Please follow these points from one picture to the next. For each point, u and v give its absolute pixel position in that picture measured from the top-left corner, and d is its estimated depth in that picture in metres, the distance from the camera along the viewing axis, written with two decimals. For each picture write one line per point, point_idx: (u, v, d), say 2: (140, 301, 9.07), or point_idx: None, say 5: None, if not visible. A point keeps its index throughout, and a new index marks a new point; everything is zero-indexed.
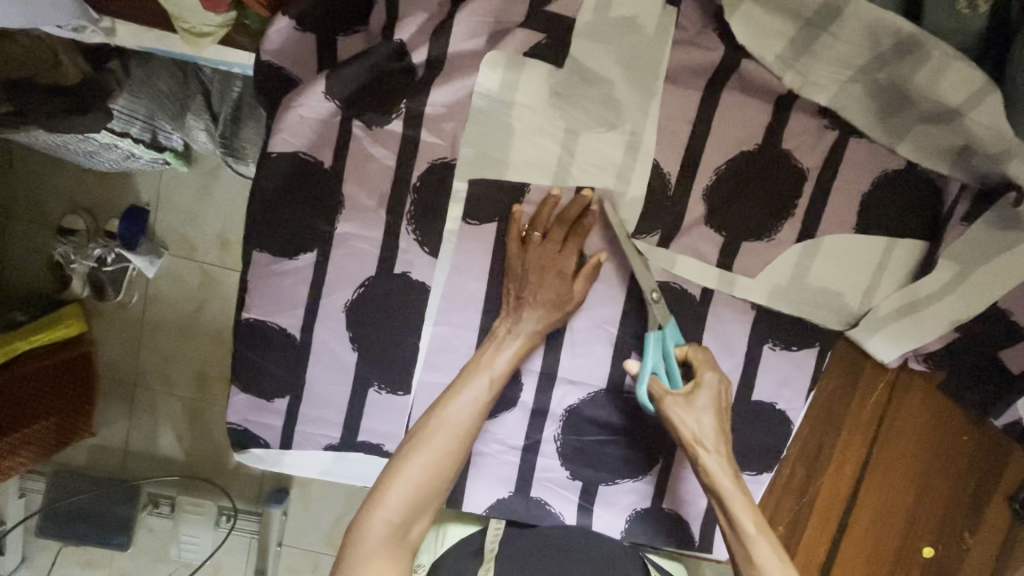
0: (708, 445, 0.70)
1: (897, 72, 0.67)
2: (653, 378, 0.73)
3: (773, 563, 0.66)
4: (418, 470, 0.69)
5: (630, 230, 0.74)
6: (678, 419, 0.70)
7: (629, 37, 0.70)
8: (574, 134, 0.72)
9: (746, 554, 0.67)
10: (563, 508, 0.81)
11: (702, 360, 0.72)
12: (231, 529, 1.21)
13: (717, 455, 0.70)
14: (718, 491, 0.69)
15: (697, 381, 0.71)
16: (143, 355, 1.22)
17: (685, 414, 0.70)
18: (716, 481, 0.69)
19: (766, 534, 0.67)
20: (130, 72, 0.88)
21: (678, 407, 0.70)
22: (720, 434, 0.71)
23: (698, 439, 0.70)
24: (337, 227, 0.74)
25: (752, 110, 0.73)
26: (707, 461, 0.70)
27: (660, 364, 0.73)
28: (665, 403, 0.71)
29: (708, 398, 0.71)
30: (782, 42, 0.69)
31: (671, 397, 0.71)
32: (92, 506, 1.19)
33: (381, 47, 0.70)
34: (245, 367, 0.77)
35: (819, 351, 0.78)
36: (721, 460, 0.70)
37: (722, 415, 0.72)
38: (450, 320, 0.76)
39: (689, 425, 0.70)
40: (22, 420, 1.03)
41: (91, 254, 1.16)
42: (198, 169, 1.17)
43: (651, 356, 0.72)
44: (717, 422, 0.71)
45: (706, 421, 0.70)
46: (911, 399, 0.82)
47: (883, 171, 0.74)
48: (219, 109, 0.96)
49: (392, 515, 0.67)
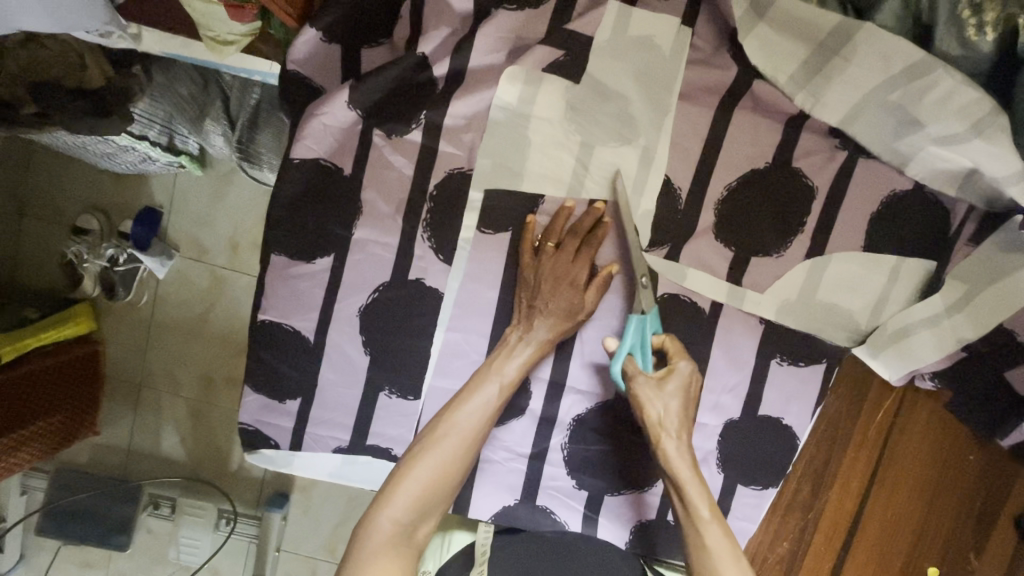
0: (670, 429, 0.70)
1: (908, 94, 0.69)
2: (627, 357, 0.72)
3: (723, 551, 0.66)
4: (429, 470, 0.69)
5: (645, 242, 0.75)
6: (643, 400, 0.70)
7: (646, 54, 0.73)
8: (590, 148, 0.74)
9: (699, 541, 0.67)
10: (568, 517, 0.82)
11: (676, 348, 0.73)
12: (231, 533, 1.20)
13: (677, 441, 0.70)
14: (675, 476, 0.69)
15: (670, 366, 0.71)
16: (150, 354, 1.24)
17: (654, 397, 0.70)
18: (674, 468, 0.69)
19: (715, 521, 0.68)
20: (152, 77, 0.90)
21: (649, 388, 0.70)
22: (684, 421, 0.71)
23: (661, 423, 0.70)
24: (354, 232, 0.76)
25: (765, 129, 0.74)
26: (667, 445, 0.70)
27: (636, 346, 0.73)
28: (632, 381, 0.70)
29: (679, 384, 0.71)
30: (795, 64, 0.72)
31: (642, 376, 0.70)
32: (96, 506, 1.20)
33: (404, 58, 0.73)
34: (259, 368, 0.78)
35: (827, 367, 0.79)
36: (681, 447, 0.70)
37: (689, 402, 0.72)
38: (461, 327, 0.77)
39: (656, 408, 0.69)
40: (28, 418, 1.02)
41: (103, 253, 1.18)
42: (212, 172, 1.19)
43: (631, 336, 0.72)
44: (683, 408, 0.71)
45: (673, 406, 0.70)
46: (917, 417, 0.83)
47: (891, 192, 0.75)
48: (236, 114, 0.98)
49: (400, 515, 0.68)
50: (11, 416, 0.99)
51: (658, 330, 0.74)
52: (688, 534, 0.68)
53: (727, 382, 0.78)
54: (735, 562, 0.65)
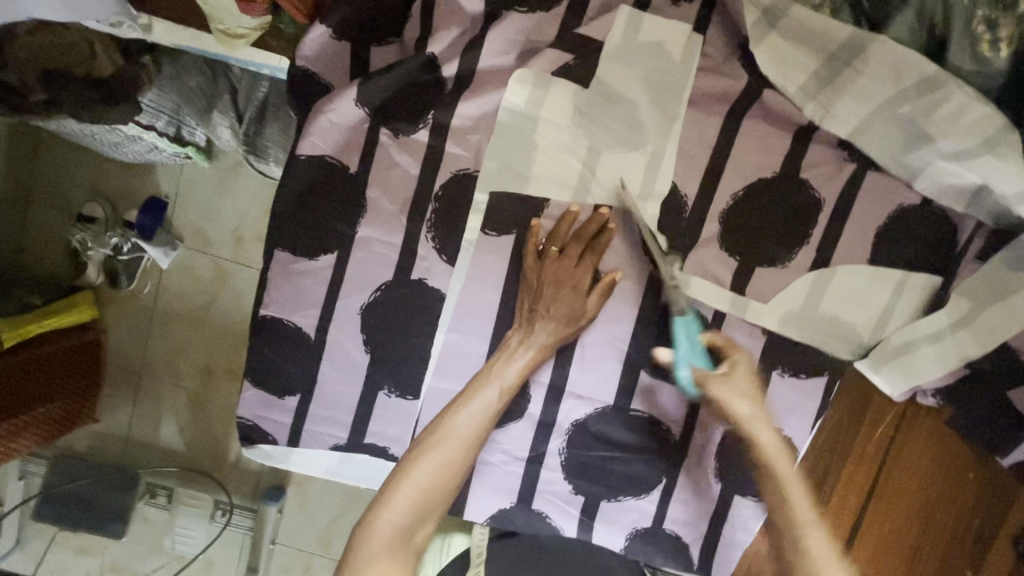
0: (756, 422, 0.73)
1: (919, 108, 0.69)
2: (691, 368, 0.73)
3: (825, 554, 0.66)
4: (428, 474, 0.69)
5: (665, 244, 0.74)
6: (724, 399, 0.73)
7: (655, 60, 0.72)
8: (596, 153, 0.74)
9: (797, 540, 0.68)
10: (563, 522, 0.82)
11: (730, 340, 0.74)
12: (226, 525, 1.21)
13: (767, 430, 0.73)
14: (776, 475, 0.71)
15: (732, 362, 0.74)
16: (152, 344, 1.24)
17: (729, 392, 0.73)
18: (771, 459, 0.72)
19: (816, 526, 0.69)
20: (161, 67, 0.91)
21: (722, 385, 0.73)
22: (763, 412, 0.73)
23: (744, 421, 0.73)
24: (358, 230, 0.76)
25: (773, 138, 0.74)
26: (758, 436, 0.73)
27: (694, 355, 0.73)
28: (708, 382, 0.73)
29: (745, 375, 0.73)
30: (805, 75, 0.72)
31: (716, 376, 0.73)
32: (95, 493, 1.21)
33: (414, 58, 0.73)
34: (259, 363, 0.79)
35: (828, 381, 0.78)
36: (771, 437, 0.73)
37: (760, 396, 0.74)
38: (462, 329, 0.77)
39: (736, 404, 0.72)
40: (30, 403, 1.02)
41: (107, 242, 1.18)
42: (219, 164, 1.19)
43: (682, 342, 0.73)
44: (757, 404, 0.73)
45: (748, 398, 0.73)
46: (918, 432, 0.82)
47: (899, 206, 0.74)
48: (245, 109, 0.98)
49: (398, 518, 0.68)
50: (11, 403, 0.99)
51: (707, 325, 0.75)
52: (787, 536, 0.69)
53: None
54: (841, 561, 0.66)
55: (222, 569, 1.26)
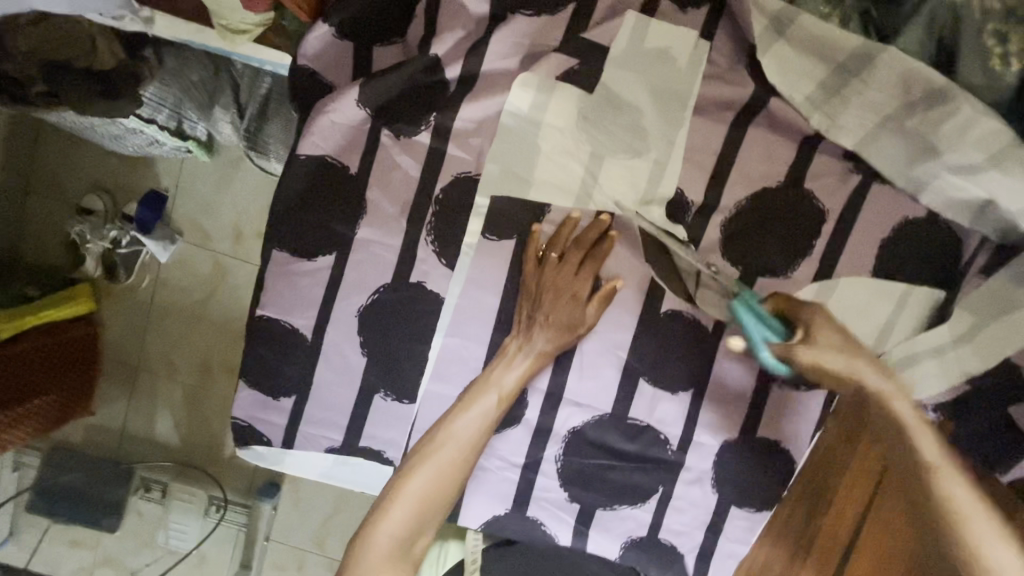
0: (862, 369, 0.69)
1: (925, 120, 0.69)
2: (766, 342, 0.70)
3: (967, 497, 0.66)
4: (425, 484, 0.70)
5: (683, 236, 0.74)
6: (822, 363, 0.68)
7: (661, 67, 0.72)
8: (599, 159, 0.73)
9: (946, 492, 0.66)
10: (558, 529, 0.81)
11: (794, 301, 0.71)
12: (220, 520, 1.20)
13: (875, 372, 0.70)
14: (908, 435, 0.69)
15: (808, 324, 0.70)
16: (149, 338, 1.23)
17: (819, 350, 0.68)
18: (892, 403, 0.69)
19: (950, 470, 0.68)
20: (163, 61, 0.90)
21: (812, 346, 0.68)
22: (866, 355, 0.70)
23: (842, 376, 0.69)
24: (357, 232, 0.75)
25: (778, 148, 0.73)
26: (869, 380, 0.69)
27: (765, 330, 0.71)
28: (794, 355, 0.68)
29: (829, 327, 0.70)
30: (811, 84, 0.71)
31: (798, 342, 0.69)
32: (89, 486, 1.21)
33: (417, 59, 0.73)
34: (255, 363, 0.78)
35: (828, 394, 0.77)
36: (884, 379, 0.70)
37: (850, 342, 0.69)
38: (461, 333, 0.76)
39: (831, 358, 0.68)
40: (23, 396, 1.02)
41: (106, 234, 1.17)
42: (220, 159, 1.18)
43: (750, 324, 0.70)
44: (849, 354, 0.69)
45: (841, 347, 0.69)
46: None
47: (903, 219, 0.73)
48: (246, 103, 0.94)
49: (397, 529, 0.68)
50: (9, 393, 0.99)
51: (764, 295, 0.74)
52: (924, 498, 0.68)
53: (726, 402, 0.77)
54: (975, 498, 0.66)
55: (215, 565, 1.25)
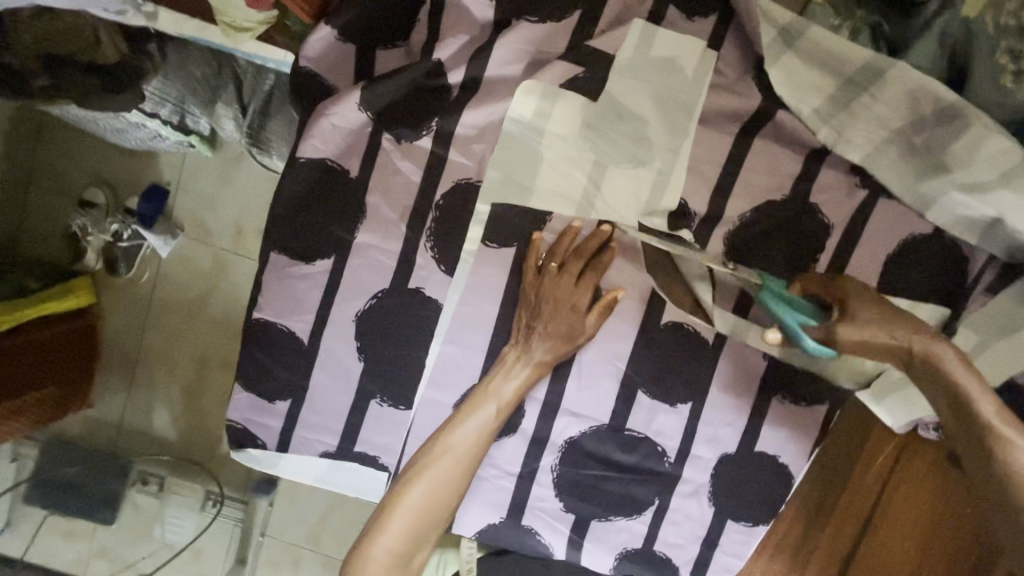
0: (905, 337, 0.61)
1: (934, 137, 0.68)
2: (804, 326, 0.63)
3: None
4: (421, 498, 0.69)
5: (690, 236, 0.73)
6: (866, 340, 0.61)
7: (667, 76, 0.71)
8: (602, 168, 0.72)
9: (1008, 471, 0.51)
10: (552, 539, 0.80)
11: (826, 282, 0.67)
12: (216, 515, 1.20)
13: (920, 335, 0.60)
14: (958, 390, 0.56)
15: (844, 302, 0.64)
16: (148, 332, 1.23)
17: (857, 322, 0.62)
18: (952, 372, 0.57)
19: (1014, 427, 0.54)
20: (166, 56, 0.86)
21: (848, 321, 0.62)
22: (905, 321, 0.62)
23: (887, 349, 0.61)
24: (356, 236, 0.74)
25: (784, 160, 0.72)
26: (920, 347, 0.60)
27: (799, 315, 0.64)
28: (838, 335, 0.62)
29: (862, 300, 0.64)
30: (819, 97, 0.70)
31: (838, 321, 0.62)
32: (87, 478, 1.21)
33: (420, 64, 0.72)
34: (251, 366, 0.78)
35: (827, 410, 0.77)
36: (948, 349, 0.58)
37: (892, 313, 0.62)
38: (459, 341, 0.75)
39: (867, 329, 0.61)
40: (21, 387, 1.01)
41: (107, 228, 1.17)
42: (222, 154, 1.18)
43: (781, 309, 0.64)
44: (891, 326, 0.61)
45: (880, 318, 0.62)
46: (915, 465, 0.79)
47: (909, 235, 0.72)
48: (249, 101, 0.92)
49: (394, 544, 0.67)
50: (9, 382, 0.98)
51: (789, 284, 0.71)
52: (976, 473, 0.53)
53: (725, 416, 0.77)
54: None
55: (210, 561, 1.24)
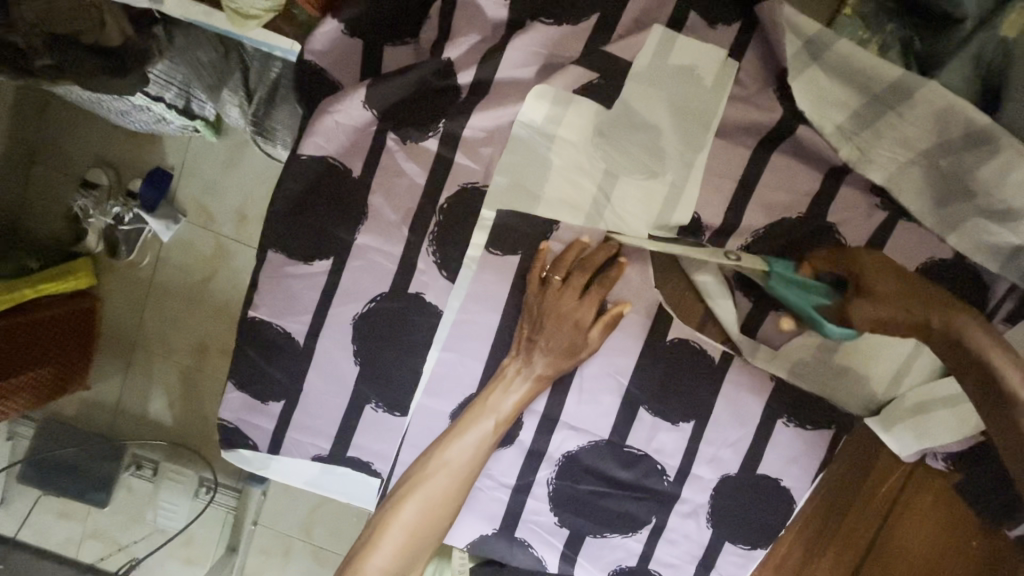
0: (919, 311, 0.59)
1: (962, 161, 0.65)
2: (819, 311, 0.64)
3: None
4: (415, 515, 0.68)
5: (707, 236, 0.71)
6: (880, 318, 0.59)
7: (685, 85, 0.69)
8: (613, 177, 0.70)
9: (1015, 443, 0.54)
10: (546, 553, 0.79)
11: (838, 257, 0.64)
12: (209, 502, 1.18)
13: (934, 309, 0.58)
14: (984, 363, 0.55)
15: (861, 277, 0.61)
16: (147, 317, 1.21)
17: (871, 300, 0.60)
18: (970, 343, 0.56)
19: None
20: (173, 40, 0.84)
21: (864, 300, 0.60)
22: (920, 295, 0.59)
23: (904, 325, 0.59)
24: (356, 237, 0.72)
25: (802, 177, 0.70)
26: (934, 321, 0.58)
27: (812, 297, 0.64)
28: (850, 315, 0.60)
29: (878, 274, 0.61)
30: (843, 114, 0.67)
31: (852, 300, 0.60)
32: (80, 460, 1.19)
33: (428, 62, 0.70)
34: (245, 365, 0.76)
35: (833, 435, 0.75)
36: (969, 322, 0.57)
37: (913, 289, 0.60)
38: (458, 349, 0.73)
39: (880, 305, 0.59)
40: (16, 368, 0.98)
41: (109, 212, 1.15)
42: (226, 140, 1.15)
43: (794, 297, 0.66)
44: (911, 302, 0.59)
45: (899, 294, 0.59)
46: (923, 494, 0.77)
47: (928, 260, 0.69)
48: (254, 86, 0.90)
49: (385, 563, 0.67)
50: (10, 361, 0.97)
51: (798, 263, 0.68)
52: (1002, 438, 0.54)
53: (727, 436, 0.75)
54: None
55: (202, 546, 1.23)
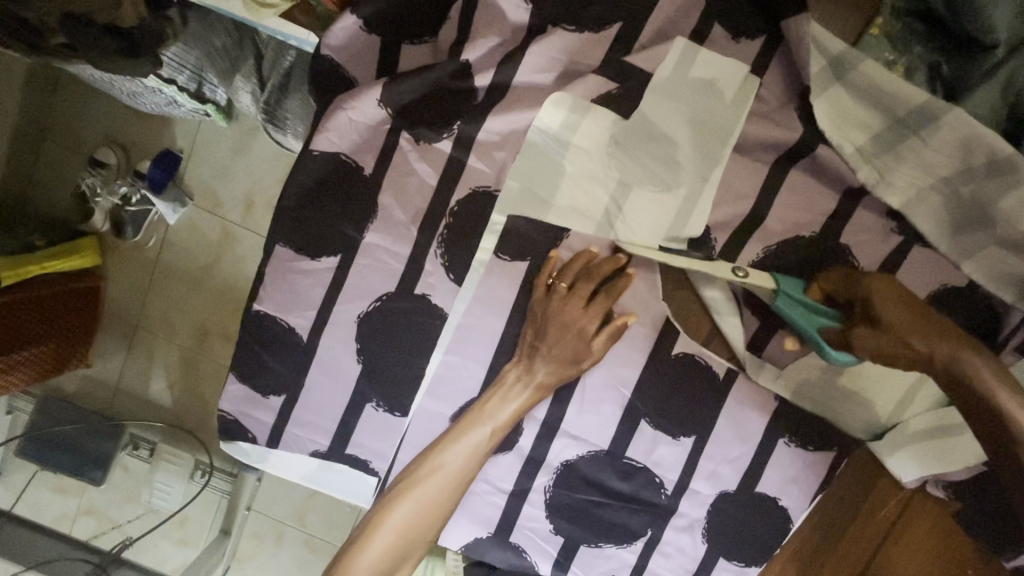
0: (923, 343, 0.58)
1: (982, 188, 0.64)
2: (824, 334, 0.64)
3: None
4: (408, 515, 0.68)
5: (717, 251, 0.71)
6: (881, 348, 0.60)
7: (705, 98, 0.68)
8: (626, 188, 0.69)
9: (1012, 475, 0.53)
10: (539, 559, 0.79)
11: (848, 281, 0.64)
12: (204, 485, 1.18)
13: (940, 341, 0.58)
14: (989, 399, 0.55)
15: (867, 305, 0.61)
16: (151, 298, 1.21)
17: (876, 330, 0.60)
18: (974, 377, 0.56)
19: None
20: (187, 22, 0.81)
21: (866, 330, 0.60)
22: (929, 327, 0.59)
23: (908, 357, 0.59)
24: (365, 235, 0.71)
25: (817, 197, 0.70)
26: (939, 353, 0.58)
27: (818, 320, 0.64)
28: (852, 343, 0.61)
29: (888, 303, 0.60)
30: (863, 136, 0.67)
31: (857, 328, 0.61)
32: (74, 434, 1.17)
33: (444, 63, 0.68)
34: (246, 358, 0.75)
35: (835, 456, 0.75)
36: (974, 357, 0.57)
37: (923, 320, 0.59)
38: (461, 351, 0.73)
39: (885, 336, 0.59)
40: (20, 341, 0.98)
41: (116, 190, 1.15)
42: (237, 126, 1.15)
43: (800, 318, 0.65)
44: (917, 333, 0.58)
45: (907, 326, 0.59)
46: (918, 521, 0.76)
47: (943, 285, 0.69)
48: (268, 75, 0.90)
49: (375, 561, 0.66)
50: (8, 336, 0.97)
51: (808, 284, 0.68)
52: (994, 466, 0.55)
53: (728, 453, 0.74)
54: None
55: (196, 527, 1.24)
